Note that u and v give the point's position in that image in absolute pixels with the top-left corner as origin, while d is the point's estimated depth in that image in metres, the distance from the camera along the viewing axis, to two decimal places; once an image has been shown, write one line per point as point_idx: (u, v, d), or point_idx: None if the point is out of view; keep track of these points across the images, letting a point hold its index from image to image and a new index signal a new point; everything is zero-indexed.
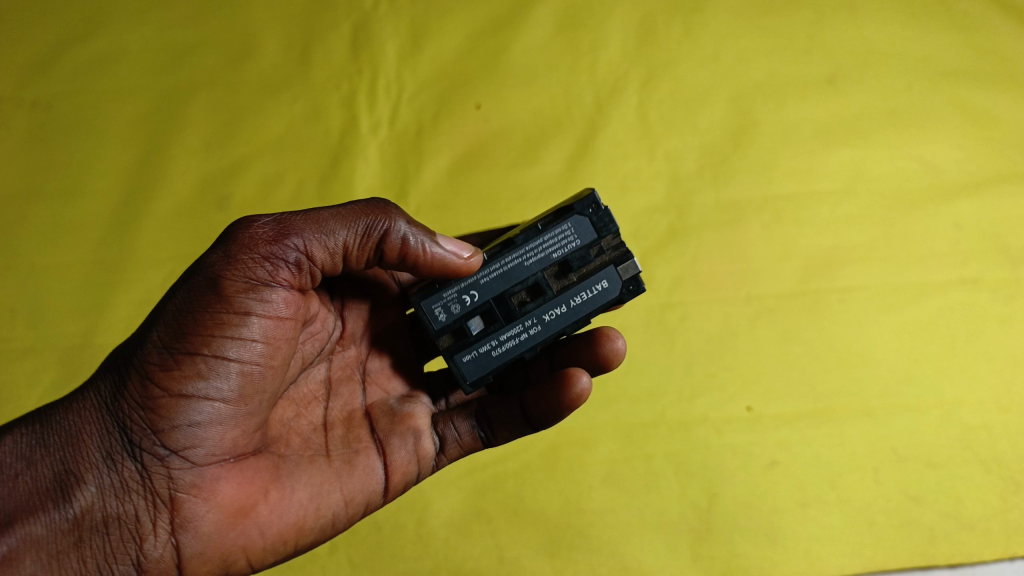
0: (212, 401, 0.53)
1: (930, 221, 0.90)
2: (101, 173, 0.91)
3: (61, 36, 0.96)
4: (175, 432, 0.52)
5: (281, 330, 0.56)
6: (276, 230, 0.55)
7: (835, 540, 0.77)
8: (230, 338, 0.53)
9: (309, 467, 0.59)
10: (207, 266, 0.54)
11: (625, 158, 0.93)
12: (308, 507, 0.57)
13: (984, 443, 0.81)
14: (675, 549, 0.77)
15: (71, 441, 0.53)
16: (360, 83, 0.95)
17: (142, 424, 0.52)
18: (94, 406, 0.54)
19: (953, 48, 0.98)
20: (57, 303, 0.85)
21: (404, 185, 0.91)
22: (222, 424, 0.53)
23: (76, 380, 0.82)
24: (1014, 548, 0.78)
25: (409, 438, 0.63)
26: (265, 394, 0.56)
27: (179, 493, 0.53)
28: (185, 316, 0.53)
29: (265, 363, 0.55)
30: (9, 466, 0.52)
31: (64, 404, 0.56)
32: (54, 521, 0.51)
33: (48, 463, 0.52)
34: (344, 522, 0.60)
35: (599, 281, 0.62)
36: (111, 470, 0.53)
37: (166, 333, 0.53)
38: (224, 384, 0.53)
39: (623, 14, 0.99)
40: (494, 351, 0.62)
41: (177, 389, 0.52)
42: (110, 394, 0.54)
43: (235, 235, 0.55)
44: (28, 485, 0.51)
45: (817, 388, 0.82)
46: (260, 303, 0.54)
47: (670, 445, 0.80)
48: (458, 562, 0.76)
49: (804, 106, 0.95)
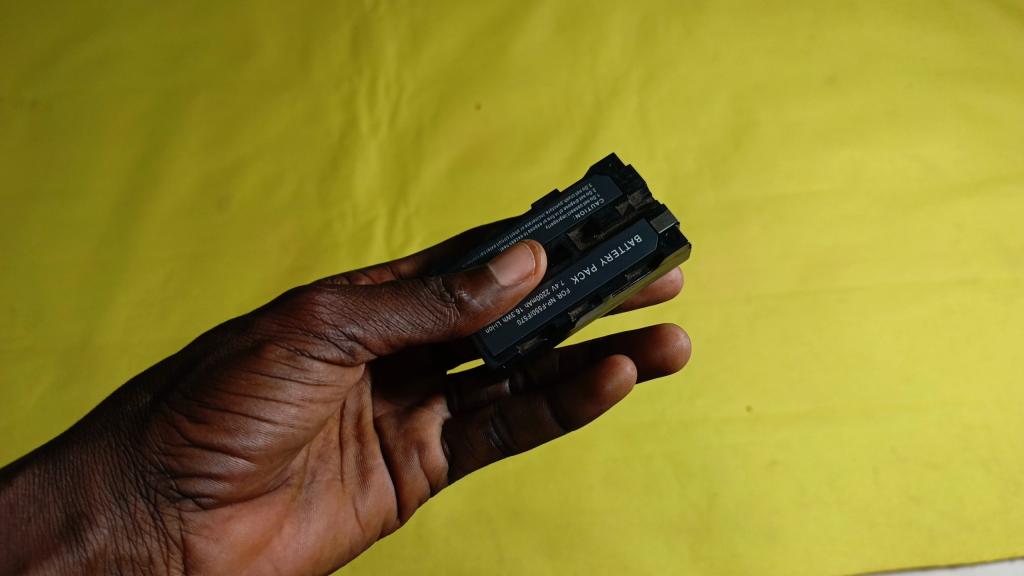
0: (237, 459, 0.51)
1: (929, 220, 0.90)
2: (101, 173, 0.91)
3: (63, 36, 0.96)
4: (197, 484, 0.51)
5: (320, 394, 0.54)
6: (342, 313, 0.52)
7: (835, 541, 0.76)
8: (266, 403, 0.51)
9: (326, 494, 0.60)
10: (258, 337, 0.52)
11: (625, 158, 0.93)
12: (324, 536, 0.59)
13: (984, 443, 0.81)
14: (675, 549, 0.76)
15: (80, 482, 0.51)
16: (360, 83, 0.95)
17: (160, 472, 0.51)
18: (108, 446, 0.52)
19: (953, 49, 0.99)
20: (55, 303, 0.85)
21: (404, 184, 0.91)
22: (243, 476, 0.52)
23: (75, 379, 0.82)
24: (1014, 548, 0.77)
25: (417, 456, 0.64)
26: (291, 449, 0.54)
27: (195, 535, 0.52)
28: (220, 374, 0.50)
29: (299, 424, 0.53)
30: (23, 508, 0.50)
31: (73, 439, 0.53)
32: (68, 565, 0.49)
33: (60, 506, 0.50)
34: (358, 548, 0.62)
35: (632, 236, 0.59)
36: (124, 512, 0.51)
37: (190, 390, 0.51)
38: (256, 446, 0.51)
39: (623, 16, 0.99)
40: (521, 319, 0.59)
41: (202, 443, 0.50)
42: (126, 437, 0.52)
43: (298, 307, 0.52)
44: (41, 527, 0.50)
45: (817, 388, 0.82)
46: (303, 373, 0.52)
47: (670, 445, 0.80)
48: (458, 563, 0.76)
49: (804, 106, 0.95)
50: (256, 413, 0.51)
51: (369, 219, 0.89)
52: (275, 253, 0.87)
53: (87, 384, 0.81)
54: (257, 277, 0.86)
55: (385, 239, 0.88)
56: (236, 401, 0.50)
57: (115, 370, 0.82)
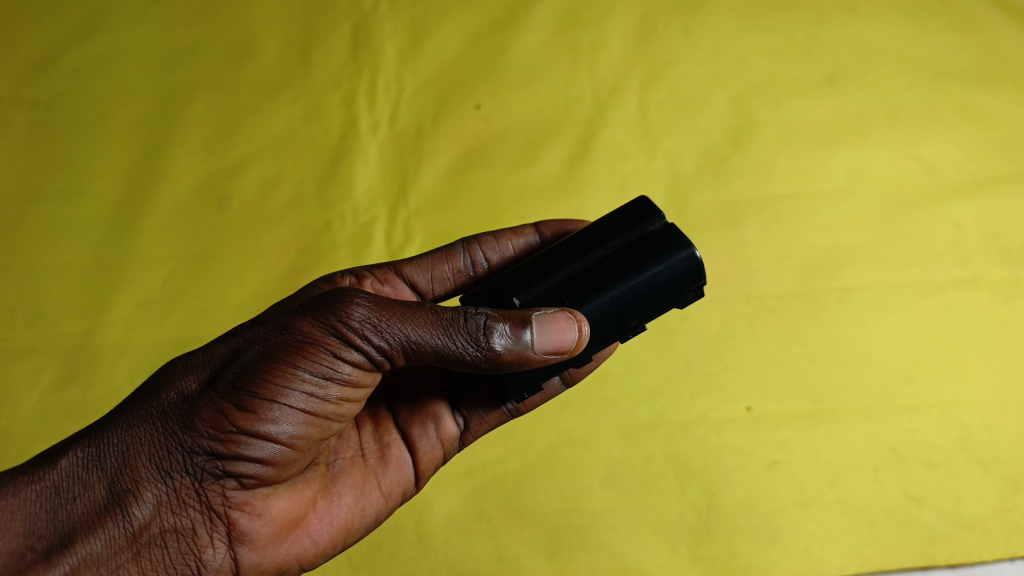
0: (277, 448, 0.50)
1: (929, 220, 0.90)
2: (101, 173, 0.91)
3: (62, 36, 0.96)
4: (242, 466, 0.50)
5: (356, 392, 0.52)
6: (376, 322, 0.50)
7: (835, 540, 0.76)
8: (303, 392, 0.49)
9: (351, 470, 0.60)
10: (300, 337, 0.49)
11: (625, 158, 0.93)
12: (354, 509, 0.59)
13: (985, 443, 0.81)
14: (675, 549, 0.76)
15: (125, 462, 0.50)
16: (359, 83, 0.95)
17: (203, 456, 0.50)
18: (153, 427, 0.50)
19: (952, 49, 0.99)
20: (55, 303, 0.85)
21: (404, 184, 0.91)
22: (284, 461, 0.51)
23: (75, 380, 0.82)
24: (1014, 548, 0.77)
25: (431, 426, 0.64)
26: (329, 435, 0.53)
27: (236, 512, 0.51)
28: (261, 361, 0.49)
29: (336, 412, 0.52)
30: (66, 489, 0.50)
31: (115, 419, 0.52)
32: (113, 537, 0.49)
33: (102, 484, 0.50)
34: (382, 517, 0.62)
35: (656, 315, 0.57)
36: (167, 487, 0.50)
37: (234, 381, 0.49)
38: (293, 435, 0.50)
39: (623, 15, 0.99)
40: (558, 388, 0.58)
41: (243, 429, 0.49)
42: (174, 420, 0.50)
43: (335, 309, 0.50)
44: (86, 506, 0.49)
45: (817, 388, 0.82)
46: (338, 368, 0.50)
47: (670, 445, 0.80)
48: (458, 562, 0.76)
49: (804, 106, 0.95)
50: (294, 400, 0.49)
51: (369, 220, 0.89)
52: (275, 253, 0.87)
53: (88, 384, 0.81)
54: (257, 277, 0.86)
55: (385, 240, 0.88)
56: (276, 388, 0.49)
57: (116, 370, 0.82)
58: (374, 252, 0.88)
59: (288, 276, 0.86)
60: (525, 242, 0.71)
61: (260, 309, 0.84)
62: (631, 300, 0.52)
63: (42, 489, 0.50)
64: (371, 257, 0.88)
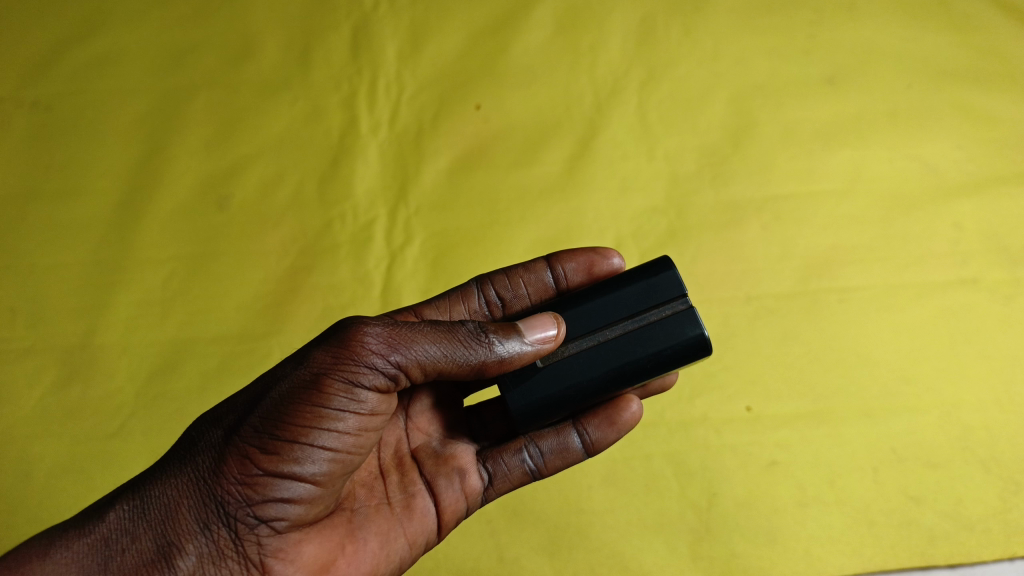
0: (307, 484, 0.53)
1: (929, 220, 0.90)
2: (102, 174, 0.91)
3: (63, 37, 0.96)
4: (271, 508, 0.52)
5: (374, 422, 0.56)
6: (388, 344, 0.54)
7: (835, 540, 0.76)
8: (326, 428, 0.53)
9: (376, 517, 0.60)
10: (316, 370, 0.53)
11: (625, 158, 0.93)
12: (380, 556, 0.58)
13: (984, 443, 0.81)
14: (674, 548, 0.76)
15: (166, 515, 0.52)
16: (360, 83, 0.96)
17: (238, 501, 0.52)
18: (190, 480, 0.53)
19: (950, 52, 0.99)
20: (56, 303, 0.85)
21: (405, 184, 0.91)
22: (312, 499, 0.54)
23: (76, 380, 0.81)
24: (1014, 548, 0.76)
25: (455, 476, 0.63)
26: (352, 471, 0.56)
27: (272, 560, 0.53)
28: (284, 400, 0.53)
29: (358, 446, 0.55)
30: (111, 545, 0.51)
31: (152, 477, 0.54)
32: None
33: (146, 538, 0.51)
34: (406, 565, 0.61)
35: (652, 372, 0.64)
36: (207, 538, 0.52)
37: (261, 423, 0.52)
38: (321, 469, 0.53)
39: (623, 15, 0.99)
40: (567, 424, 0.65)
41: (274, 467, 0.52)
42: (205, 469, 0.53)
43: (347, 333, 0.54)
44: (131, 561, 0.50)
45: (816, 387, 0.82)
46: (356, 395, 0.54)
47: (670, 444, 0.80)
48: (458, 562, 0.76)
49: (804, 106, 0.96)
50: (320, 437, 0.52)
51: (369, 220, 0.89)
52: (275, 253, 0.87)
53: (88, 384, 0.81)
54: (257, 277, 0.86)
55: (385, 240, 0.88)
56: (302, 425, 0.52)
57: (117, 370, 0.82)
58: (374, 252, 0.88)
59: (288, 275, 0.86)
60: (537, 277, 0.71)
61: (260, 309, 0.84)
62: (644, 362, 0.59)
63: (91, 543, 0.51)
64: (371, 256, 0.88)
